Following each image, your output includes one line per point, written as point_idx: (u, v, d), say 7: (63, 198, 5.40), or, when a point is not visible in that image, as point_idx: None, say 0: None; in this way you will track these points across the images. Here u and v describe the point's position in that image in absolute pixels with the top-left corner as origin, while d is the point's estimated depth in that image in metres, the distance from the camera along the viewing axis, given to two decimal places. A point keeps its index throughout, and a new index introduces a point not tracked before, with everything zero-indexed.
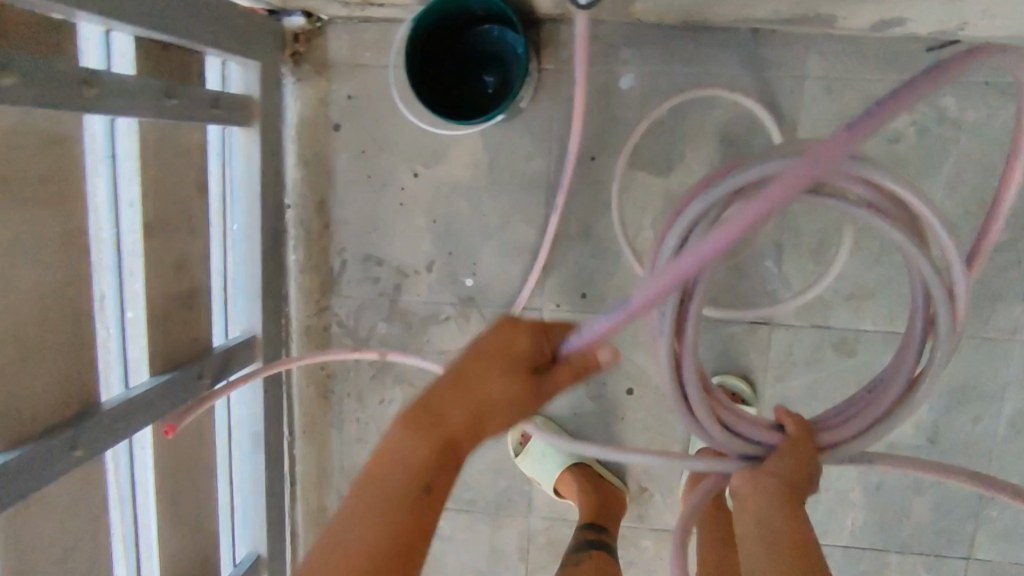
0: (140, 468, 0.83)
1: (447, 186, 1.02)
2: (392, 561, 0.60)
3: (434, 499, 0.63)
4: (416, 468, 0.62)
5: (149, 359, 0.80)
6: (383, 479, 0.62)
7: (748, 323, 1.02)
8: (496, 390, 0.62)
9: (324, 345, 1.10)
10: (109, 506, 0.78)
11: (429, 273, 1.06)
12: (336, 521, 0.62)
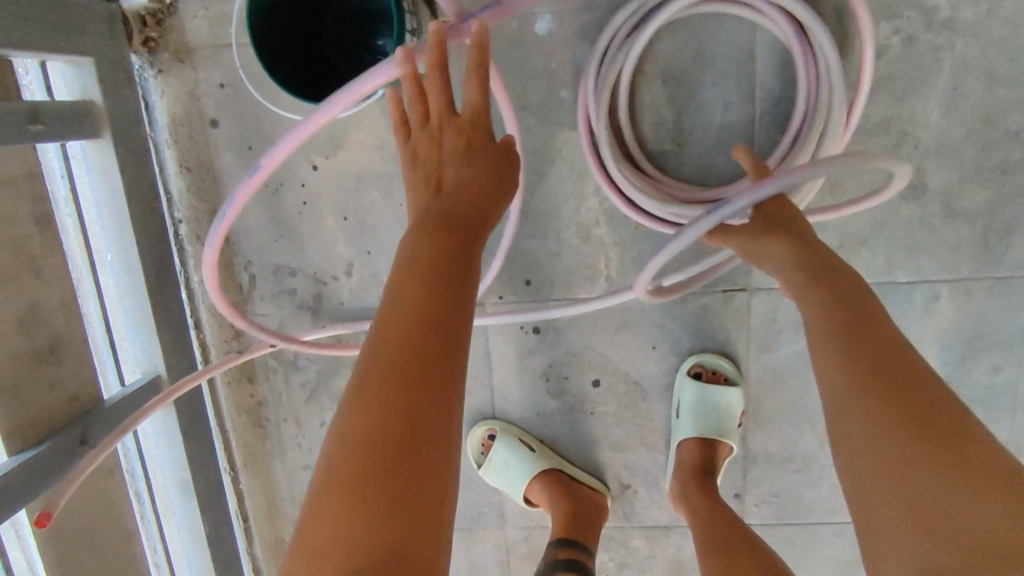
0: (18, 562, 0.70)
1: (352, 176, 0.89)
2: (395, 398, 0.47)
3: (455, 342, 0.50)
4: (404, 340, 0.49)
5: (8, 436, 0.69)
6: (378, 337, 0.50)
7: (723, 291, 0.87)
8: (470, 182, 0.58)
9: (248, 371, 0.97)
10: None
11: (350, 276, 0.92)
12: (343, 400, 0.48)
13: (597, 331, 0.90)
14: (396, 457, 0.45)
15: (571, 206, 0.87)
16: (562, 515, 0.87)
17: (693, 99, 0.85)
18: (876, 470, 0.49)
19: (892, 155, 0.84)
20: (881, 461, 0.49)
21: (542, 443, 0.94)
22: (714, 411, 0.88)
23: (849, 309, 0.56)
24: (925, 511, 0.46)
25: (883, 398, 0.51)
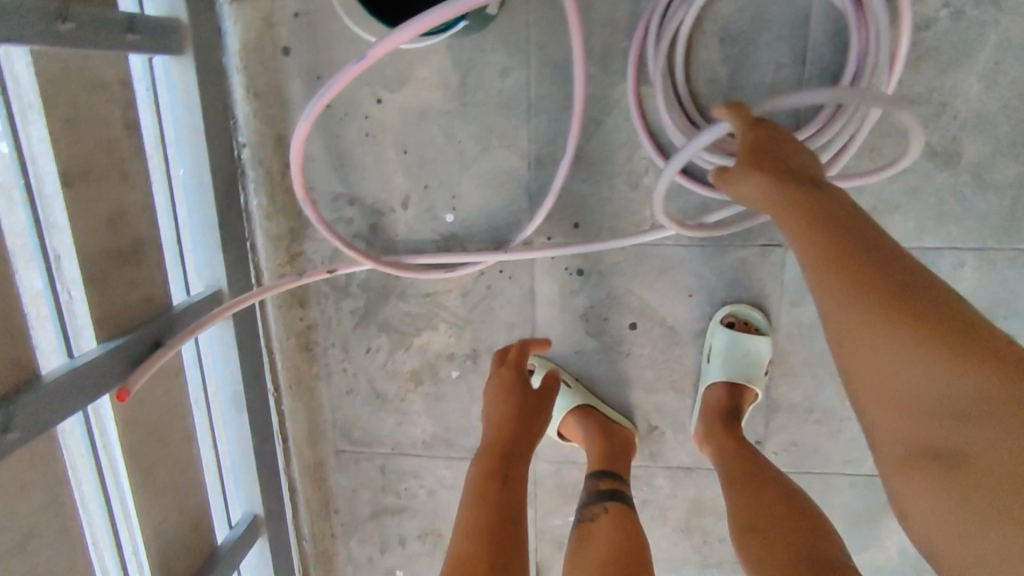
0: (101, 447, 0.74)
1: (416, 112, 0.93)
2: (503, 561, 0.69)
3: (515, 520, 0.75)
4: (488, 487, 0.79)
5: (95, 323, 0.73)
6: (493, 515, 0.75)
7: (761, 246, 0.92)
8: (507, 426, 0.86)
9: (300, 296, 1.01)
10: (74, 486, 0.70)
11: (406, 209, 0.96)
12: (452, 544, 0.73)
13: (639, 276, 0.95)
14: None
15: (625, 154, 0.91)
16: (596, 448, 0.92)
17: (748, 59, 0.89)
18: (872, 380, 0.53)
19: (932, 125, 0.88)
20: (877, 373, 0.52)
21: (578, 380, 0.99)
22: (745, 359, 0.92)
23: (854, 244, 0.55)
24: (918, 407, 0.50)
25: (891, 333, 0.51)
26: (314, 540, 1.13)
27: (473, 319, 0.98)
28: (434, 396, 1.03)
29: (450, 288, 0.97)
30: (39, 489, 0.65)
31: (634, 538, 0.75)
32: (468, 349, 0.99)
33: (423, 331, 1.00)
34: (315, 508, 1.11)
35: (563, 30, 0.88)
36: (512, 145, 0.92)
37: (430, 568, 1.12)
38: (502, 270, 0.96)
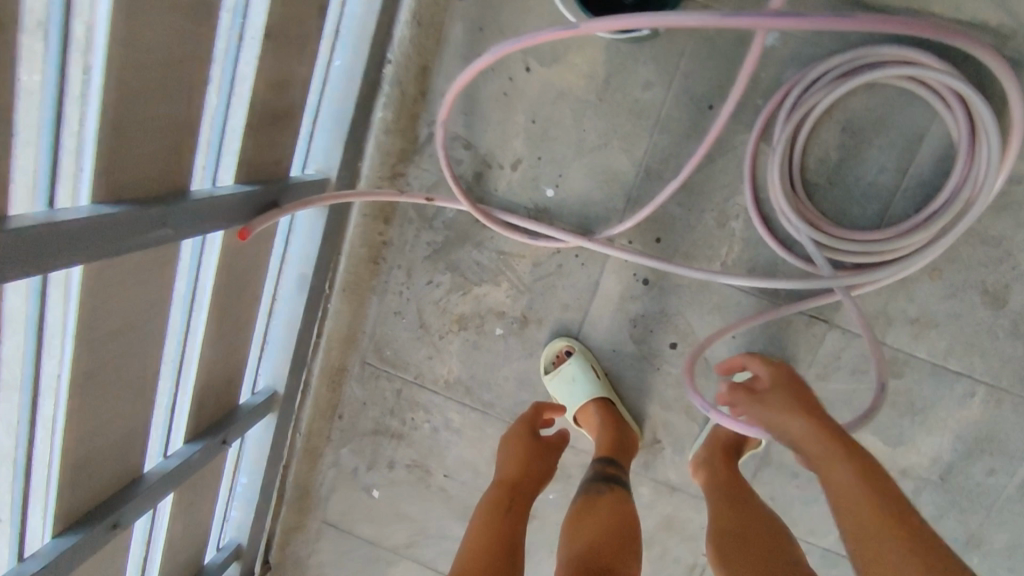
0: (202, 278, 0.79)
1: (556, 90, 0.99)
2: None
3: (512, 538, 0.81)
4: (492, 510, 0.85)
5: (237, 167, 0.78)
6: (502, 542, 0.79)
7: (809, 316, 1.00)
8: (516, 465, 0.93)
9: (387, 211, 1.07)
10: (172, 298, 0.74)
11: (514, 170, 1.02)
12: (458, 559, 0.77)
13: (695, 303, 1.02)
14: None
15: (723, 194, 0.99)
16: (606, 439, 0.98)
17: (858, 153, 0.98)
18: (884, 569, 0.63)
19: (993, 266, 0.94)
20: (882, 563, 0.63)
21: (605, 375, 1.05)
22: None
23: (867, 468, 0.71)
24: None
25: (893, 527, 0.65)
26: (308, 436, 1.19)
27: (535, 288, 1.05)
28: (472, 344, 1.09)
29: (525, 255, 1.04)
30: (150, 290, 0.69)
31: (634, 528, 0.83)
32: (519, 313, 1.06)
33: (485, 283, 1.06)
34: (321, 407, 1.17)
35: (710, 69, 0.96)
36: (628, 150, 1.00)
37: (407, 497, 1.19)
38: (577, 257, 1.03)
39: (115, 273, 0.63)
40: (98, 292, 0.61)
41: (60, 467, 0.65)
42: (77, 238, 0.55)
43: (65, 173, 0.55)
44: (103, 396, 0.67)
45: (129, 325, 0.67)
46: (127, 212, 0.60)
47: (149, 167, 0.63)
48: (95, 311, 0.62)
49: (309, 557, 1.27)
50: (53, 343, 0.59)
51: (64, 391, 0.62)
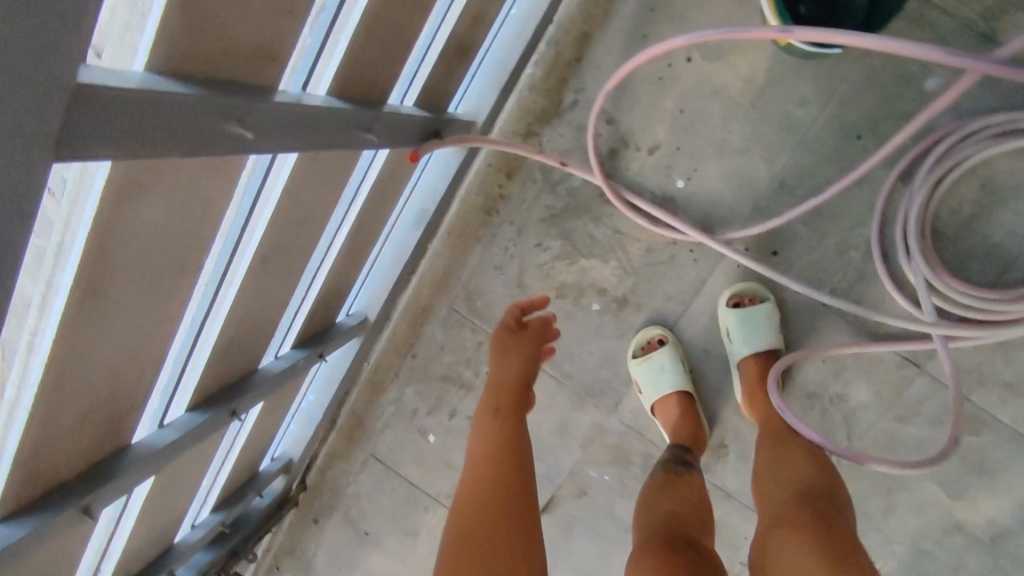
0: (360, 191, 0.78)
1: (711, 86, 0.98)
2: (501, 483, 0.75)
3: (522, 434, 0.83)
4: (490, 415, 0.87)
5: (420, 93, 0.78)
6: (496, 447, 0.80)
7: (902, 357, 1.02)
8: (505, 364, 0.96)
9: (513, 166, 1.08)
10: (338, 203, 0.74)
11: (650, 155, 1.01)
12: (470, 465, 0.79)
13: (793, 320, 1.05)
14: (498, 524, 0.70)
15: (850, 223, 0.99)
16: (686, 432, 1.00)
17: (991, 209, 0.96)
18: None
19: None
20: None
21: (689, 372, 1.07)
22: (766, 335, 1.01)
23: None
24: None
25: None
26: (376, 368, 1.21)
27: (642, 273, 1.06)
28: (565, 314, 1.10)
29: (640, 239, 1.05)
30: (327, 191, 0.69)
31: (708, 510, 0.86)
32: (620, 293, 1.07)
33: (594, 257, 1.07)
34: (397, 343, 1.18)
35: (868, 99, 0.95)
36: (767, 159, 0.99)
37: (460, 447, 1.20)
38: (692, 251, 1.04)
39: (313, 166, 0.63)
40: (296, 183, 0.61)
41: (215, 340, 0.65)
42: (319, 125, 0.54)
43: (321, 58, 0.54)
44: (264, 282, 0.68)
45: (303, 220, 0.67)
46: (351, 111, 0.59)
47: (366, 73, 0.62)
48: (289, 200, 0.62)
49: (347, 487, 1.28)
50: (254, 223, 0.59)
51: (240, 273, 0.62)
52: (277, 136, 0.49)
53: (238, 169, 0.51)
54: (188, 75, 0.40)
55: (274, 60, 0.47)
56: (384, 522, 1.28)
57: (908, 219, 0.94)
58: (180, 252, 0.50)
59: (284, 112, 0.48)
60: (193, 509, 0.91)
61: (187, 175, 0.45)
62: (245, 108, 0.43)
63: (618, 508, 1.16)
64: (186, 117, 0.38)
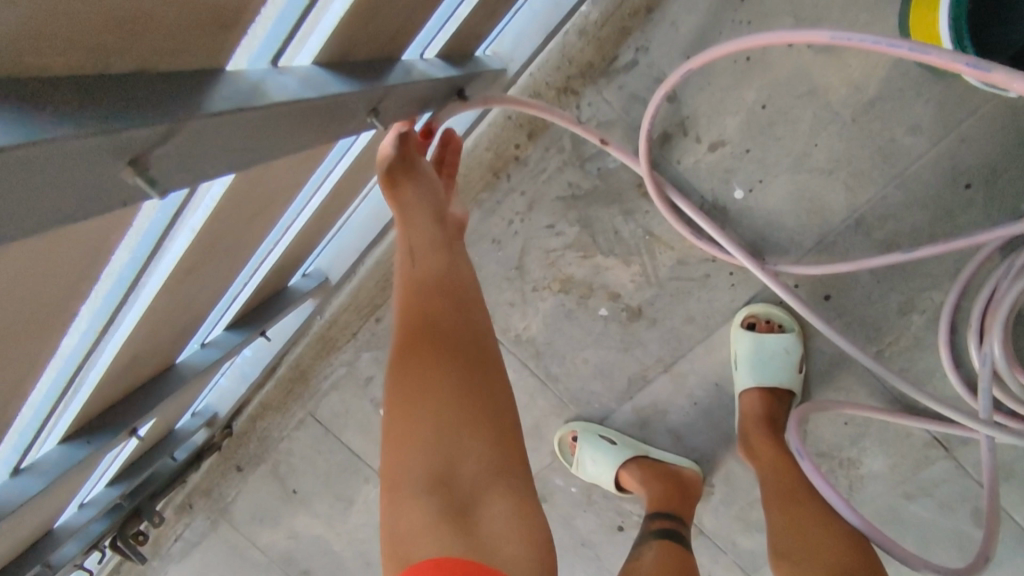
0: (329, 176, 0.59)
1: (809, 84, 0.77)
2: (415, 386, 0.55)
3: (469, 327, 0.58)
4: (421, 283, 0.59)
5: (445, 46, 0.57)
6: (418, 313, 0.58)
7: (931, 438, 0.92)
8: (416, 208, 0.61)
9: (538, 125, 0.86)
10: (299, 192, 0.55)
11: (709, 151, 0.82)
12: (410, 378, 0.55)
13: (822, 371, 0.91)
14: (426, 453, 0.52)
15: (919, 285, 0.84)
16: (658, 493, 0.91)
17: None
18: None
19: None
20: None
21: (625, 435, 0.98)
22: (784, 372, 0.88)
23: None
24: None
25: None
26: (330, 325, 1.02)
27: (666, 285, 0.89)
28: (565, 311, 0.93)
29: (673, 246, 0.87)
30: (290, 181, 0.50)
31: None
32: (634, 304, 0.91)
33: (614, 256, 0.89)
34: (359, 303, 0.99)
35: (995, 143, 0.75)
36: (850, 189, 0.80)
37: None
38: (731, 274, 0.87)
39: (265, 173, 0.44)
40: (234, 202, 0.43)
41: (104, 371, 0.49)
42: (299, 125, 0.35)
43: (311, 11, 0.36)
44: (182, 295, 0.49)
45: (249, 219, 0.48)
46: (347, 96, 0.38)
47: (366, 26, 0.41)
48: (221, 222, 0.44)
49: (278, 442, 1.14)
50: (157, 256, 0.42)
51: (135, 314, 0.46)
52: (229, 154, 0.31)
53: (127, 216, 0.35)
54: (33, 88, 0.23)
55: (218, 25, 0.30)
56: (314, 484, 1.15)
57: (991, 297, 0.79)
58: (27, 324, 0.34)
59: (242, 124, 0.30)
60: (85, 488, 0.79)
61: (35, 243, 0.28)
62: (166, 129, 0.26)
63: (578, 521, 1.08)
64: (33, 173, 0.21)
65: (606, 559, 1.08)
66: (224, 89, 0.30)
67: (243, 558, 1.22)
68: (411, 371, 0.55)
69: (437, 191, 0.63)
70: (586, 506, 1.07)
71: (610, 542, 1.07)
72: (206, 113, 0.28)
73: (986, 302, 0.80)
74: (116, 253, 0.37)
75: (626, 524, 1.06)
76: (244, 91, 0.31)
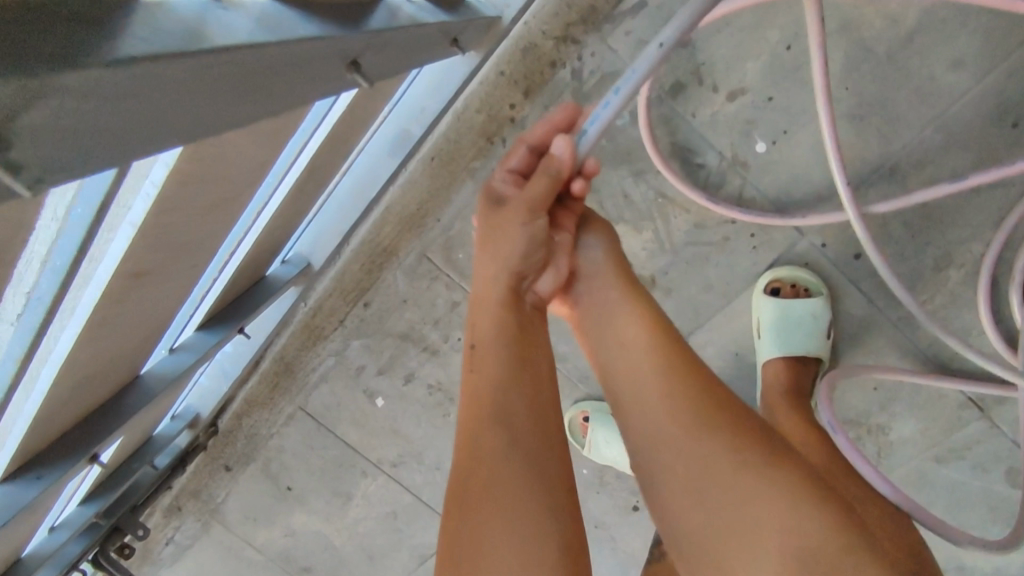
0: (304, 149, 0.51)
1: (837, 18, 0.70)
2: (465, 459, 0.47)
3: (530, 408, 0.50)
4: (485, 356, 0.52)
5: None
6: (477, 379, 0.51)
7: (965, 398, 0.85)
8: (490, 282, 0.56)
9: (536, 81, 0.77)
10: (270, 170, 0.46)
11: (727, 102, 0.75)
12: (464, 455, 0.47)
13: (852, 338, 0.83)
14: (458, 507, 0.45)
15: (957, 236, 0.77)
16: None
17: None
18: None
19: None
20: None
21: None
22: (812, 339, 0.81)
23: None
24: None
25: None
26: (314, 313, 0.94)
27: (681, 252, 0.82)
28: None
29: (689, 209, 0.80)
30: (258, 156, 0.41)
31: None
32: (646, 273, 0.83)
33: (624, 222, 0.81)
34: (347, 286, 0.91)
35: None
36: (883, 136, 0.73)
37: (412, 416, 0.99)
38: (752, 236, 0.80)
39: (222, 150, 0.35)
40: (179, 192, 0.35)
41: (47, 392, 0.42)
42: (245, 85, 0.27)
43: None
44: (134, 300, 0.41)
45: (206, 208, 0.40)
46: (319, 41, 0.30)
47: None
48: (170, 215, 0.36)
49: (267, 439, 1.06)
50: (90, 265, 0.34)
51: (69, 334, 0.38)
52: (131, 130, 0.22)
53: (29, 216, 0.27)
54: None
55: None
56: (309, 480, 1.07)
57: None
58: None
59: (173, 79, 0.22)
60: (51, 515, 0.71)
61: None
62: (49, 93, 0.18)
63: (590, 504, 1.02)
64: None
65: (621, 541, 1.02)
66: (130, 30, 0.21)
67: (239, 559, 1.15)
68: (470, 416, 0.49)
69: (534, 250, 0.56)
70: (599, 488, 1.00)
71: (626, 524, 1.01)
72: (86, 66, 0.18)
73: None
74: (22, 263, 0.30)
75: (642, 504, 0.99)
76: (163, 35, 0.22)
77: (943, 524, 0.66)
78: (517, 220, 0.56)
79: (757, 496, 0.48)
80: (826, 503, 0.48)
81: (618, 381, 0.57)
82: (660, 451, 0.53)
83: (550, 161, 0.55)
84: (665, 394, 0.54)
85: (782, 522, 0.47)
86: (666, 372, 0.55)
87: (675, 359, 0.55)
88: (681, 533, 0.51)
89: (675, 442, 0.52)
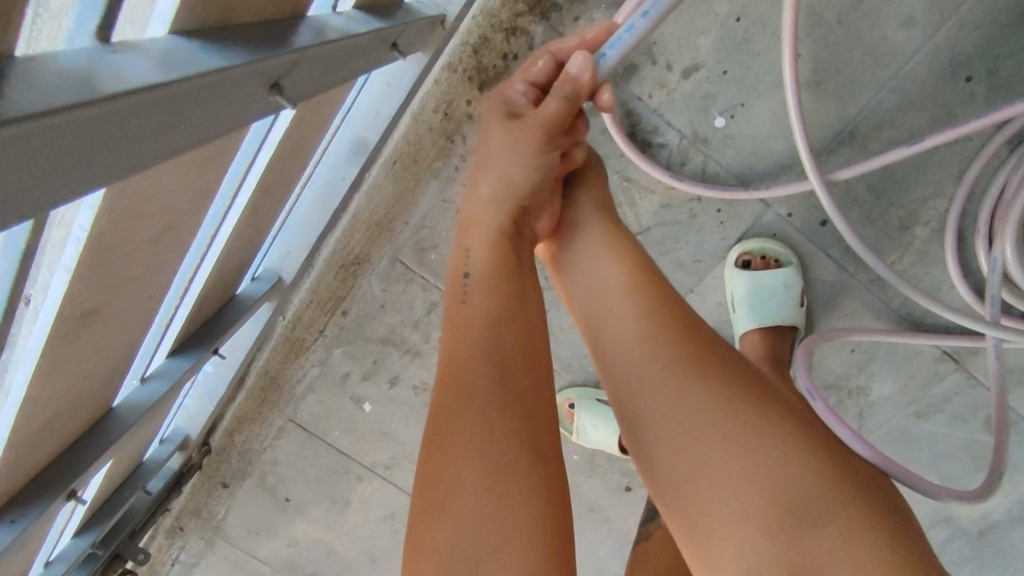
0: (251, 170, 0.51)
1: None
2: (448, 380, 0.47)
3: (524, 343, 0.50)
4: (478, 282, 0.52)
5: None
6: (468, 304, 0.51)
7: (941, 352, 0.86)
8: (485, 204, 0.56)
9: (490, 75, 0.77)
10: (215, 197, 0.47)
11: (682, 80, 0.75)
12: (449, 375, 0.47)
13: (826, 303, 0.84)
14: (430, 504, 0.43)
15: (920, 194, 0.78)
16: None
17: None
18: None
19: None
20: None
21: None
22: (787, 309, 0.81)
23: None
24: None
25: None
26: (293, 325, 0.95)
27: (651, 233, 0.82)
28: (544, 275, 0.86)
29: (654, 189, 0.80)
30: (198, 186, 0.41)
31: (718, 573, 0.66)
32: None
33: None
34: (323, 295, 0.91)
35: (993, 26, 0.68)
36: (840, 102, 0.73)
37: (401, 418, 1.00)
38: (719, 211, 0.81)
39: (155, 187, 0.36)
40: (115, 233, 0.35)
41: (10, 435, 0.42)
42: (162, 118, 0.27)
43: None
44: (90, 338, 0.42)
45: (150, 243, 0.40)
46: (236, 69, 0.30)
47: None
48: (110, 256, 0.36)
49: (260, 453, 1.06)
50: (29, 313, 0.35)
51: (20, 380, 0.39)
52: (39, 181, 0.22)
53: None
54: None
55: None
56: (305, 490, 1.08)
57: (1000, 199, 0.73)
58: None
59: (79, 127, 0.22)
60: (46, 549, 0.72)
61: None
62: None
63: (584, 488, 1.03)
64: None
65: (617, 522, 1.03)
66: (20, 88, 0.21)
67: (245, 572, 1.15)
68: (442, 398, 0.46)
69: (541, 182, 0.56)
70: (591, 471, 1.01)
71: (621, 504, 1.02)
72: None
73: (994, 206, 0.73)
74: None
75: (634, 483, 1.00)
76: (62, 86, 0.22)
77: (923, 482, 0.67)
78: (526, 142, 0.54)
79: (747, 455, 0.47)
80: (809, 453, 0.48)
81: (604, 337, 0.56)
82: (648, 407, 0.51)
83: (565, 77, 0.52)
84: (650, 345, 0.53)
85: (773, 473, 0.47)
86: (650, 333, 0.54)
87: (659, 315, 0.54)
88: (674, 494, 0.49)
89: (665, 390, 0.51)
